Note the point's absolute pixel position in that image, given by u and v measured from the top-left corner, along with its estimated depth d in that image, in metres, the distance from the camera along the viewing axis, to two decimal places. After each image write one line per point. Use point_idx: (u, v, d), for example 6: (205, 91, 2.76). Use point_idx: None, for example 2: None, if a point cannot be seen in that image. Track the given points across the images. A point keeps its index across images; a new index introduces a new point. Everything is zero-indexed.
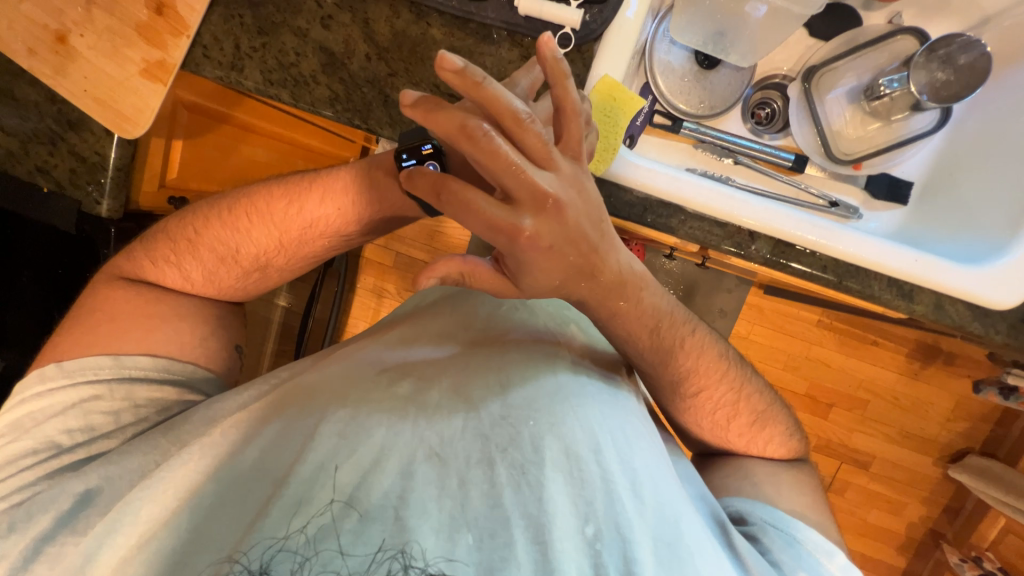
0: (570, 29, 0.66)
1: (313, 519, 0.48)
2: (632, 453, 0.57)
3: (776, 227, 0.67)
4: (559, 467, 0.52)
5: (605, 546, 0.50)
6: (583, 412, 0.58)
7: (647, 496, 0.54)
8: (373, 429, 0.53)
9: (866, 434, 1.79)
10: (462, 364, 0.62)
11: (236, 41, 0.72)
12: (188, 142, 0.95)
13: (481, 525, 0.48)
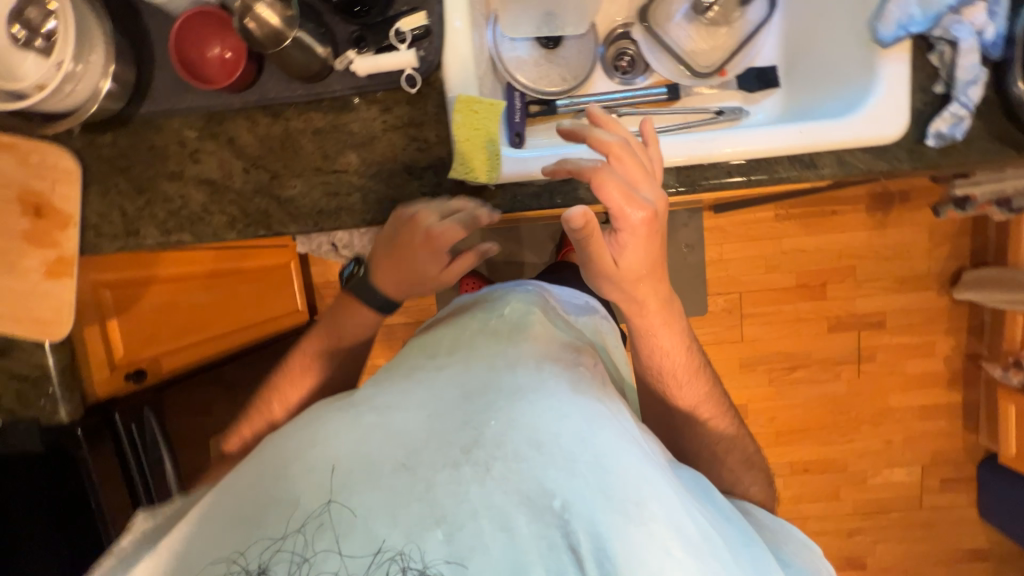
0: (412, 69, 0.67)
1: (278, 552, 0.47)
2: (605, 426, 0.53)
3: (678, 156, 0.70)
4: (523, 458, 0.49)
5: (575, 518, 0.47)
6: (545, 401, 0.53)
7: (614, 465, 0.50)
8: (341, 454, 0.51)
9: (868, 296, 1.82)
10: (424, 379, 0.57)
11: (122, 209, 0.74)
12: (125, 317, 0.95)
13: (444, 528, 0.47)
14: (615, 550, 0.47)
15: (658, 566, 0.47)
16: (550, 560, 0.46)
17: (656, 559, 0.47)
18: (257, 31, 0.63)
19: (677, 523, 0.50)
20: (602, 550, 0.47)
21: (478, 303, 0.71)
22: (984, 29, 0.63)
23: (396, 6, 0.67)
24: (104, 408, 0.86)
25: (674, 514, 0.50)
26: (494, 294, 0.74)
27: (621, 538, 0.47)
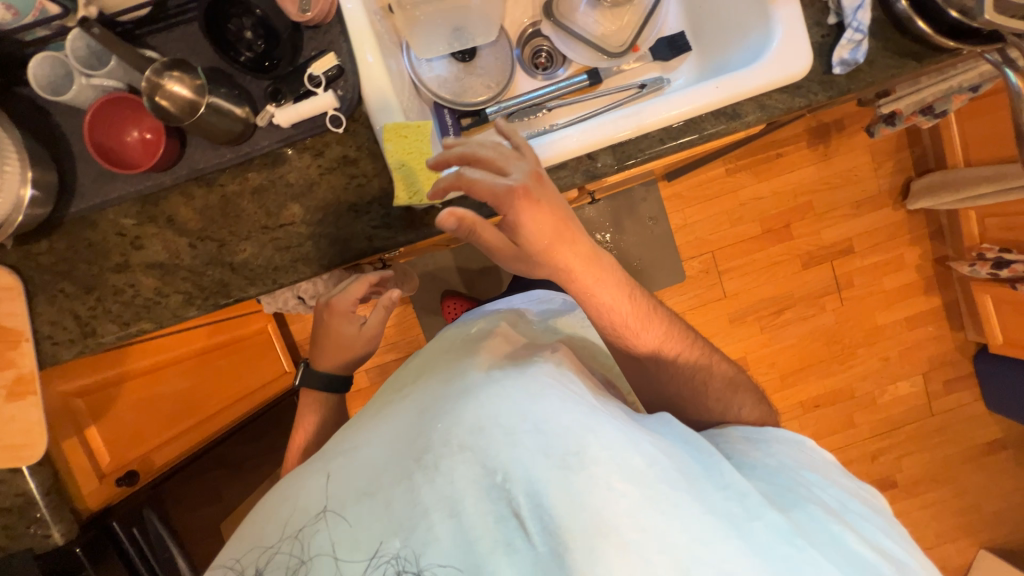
0: (334, 109, 0.68)
1: (277, 557, 0.52)
2: (548, 395, 0.55)
3: (614, 132, 0.71)
4: (466, 447, 0.52)
5: (519, 489, 0.50)
6: (486, 395, 0.56)
7: (554, 427, 0.53)
8: (314, 489, 0.55)
9: (832, 226, 1.88)
10: (388, 415, 0.61)
11: (73, 312, 0.72)
12: (103, 421, 0.92)
13: (405, 529, 0.50)
14: (569, 506, 0.49)
15: (613, 512, 0.49)
16: (505, 533, 0.50)
17: (612, 503, 0.50)
18: (171, 108, 0.62)
19: (628, 466, 0.51)
20: (549, 513, 0.49)
21: (448, 332, 0.75)
22: None
23: (304, 52, 0.68)
24: (99, 520, 0.82)
25: (626, 458, 0.52)
26: (461, 323, 0.77)
27: (573, 489, 0.50)
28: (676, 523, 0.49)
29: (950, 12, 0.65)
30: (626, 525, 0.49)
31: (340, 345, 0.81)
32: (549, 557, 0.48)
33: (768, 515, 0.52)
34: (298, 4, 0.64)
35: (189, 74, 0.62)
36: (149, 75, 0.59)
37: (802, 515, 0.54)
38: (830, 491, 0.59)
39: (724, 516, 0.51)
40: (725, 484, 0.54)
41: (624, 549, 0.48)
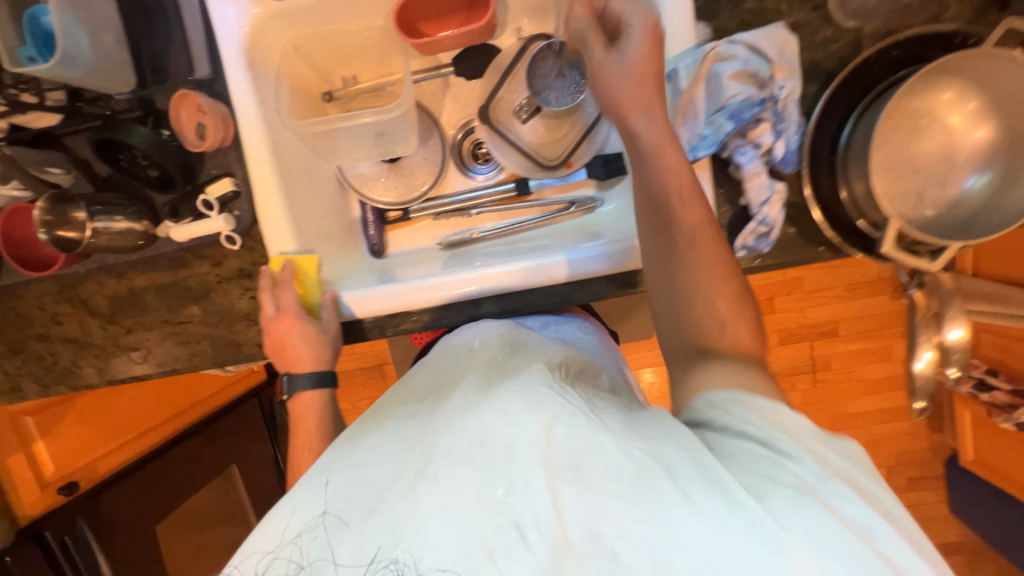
0: (228, 231, 0.70)
1: (276, 561, 0.48)
2: (526, 411, 0.48)
3: (504, 282, 0.72)
4: (462, 458, 0.46)
5: (518, 500, 0.43)
6: (481, 418, 0.49)
7: (550, 445, 0.45)
8: (276, 520, 0.50)
9: (821, 306, 1.76)
10: (399, 430, 0.55)
11: (3, 369, 0.80)
12: (52, 434, 1.06)
13: (409, 537, 0.44)
14: (556, 516, 0.42)
15: (603, 529, 0.41)
16: (503, 541, 0.42)
17: (637, 514, 0.41)
18: (70, 236, 0.65)
19: (613, 484, 0.42)
20: (545, 520, 0.42)
21: (443, 375, 0.64)
22: (772, 148, 0.62)
23: (204, 172, 0.70)
24: (32, 530, 0.98)
25: (610, 470, 0.43)
26: (461, 348, 0.70)
27: (562, 501, 0.43)
28: (792, 512, 0.39)
29: (860, 221, 0.61)
30: (621, 542, 0.41)
31: (312, 342, 0.71)
32: (549, 566, 0.41)
33: (805, 519, 0.38)
34: (196, 131, 0.66)
35: (78, 204, 0.64)
36: (39, 214, 0.63)
37: (846, 502, 0.40)
38: (817, 442, 0.43)
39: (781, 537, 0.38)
40: (752, 487, 0.40)
41: (723, 515, 0.39)
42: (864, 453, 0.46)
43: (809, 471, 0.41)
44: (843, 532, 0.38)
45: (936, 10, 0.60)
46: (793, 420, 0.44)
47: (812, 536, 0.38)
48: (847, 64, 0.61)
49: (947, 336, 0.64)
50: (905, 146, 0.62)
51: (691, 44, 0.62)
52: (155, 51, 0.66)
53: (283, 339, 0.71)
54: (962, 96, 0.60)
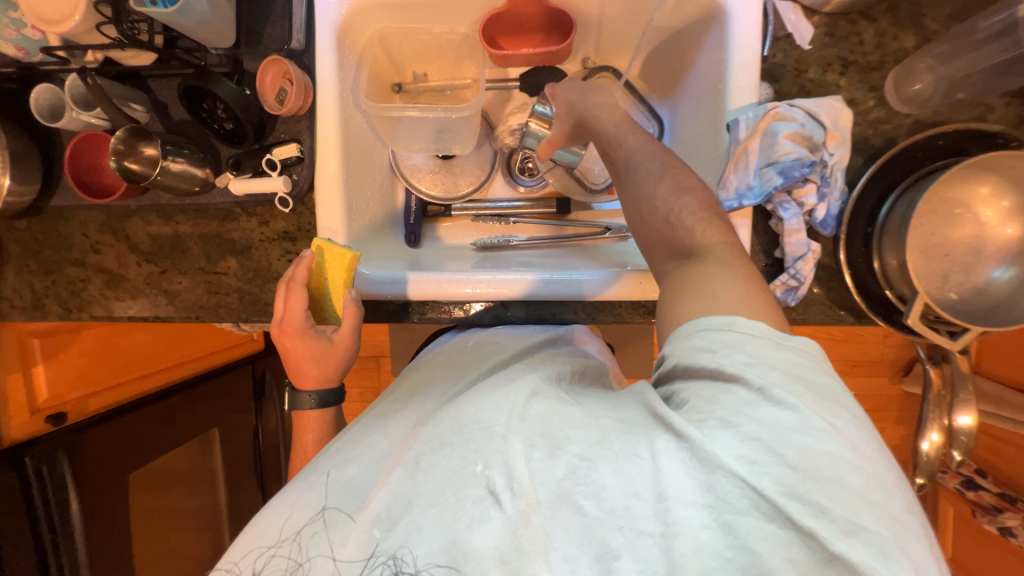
0: (284, 193, 0.73)
1: (274, 559, 0.47)
2: (502, 398, 0.47)
3: (536, 289, 0.73)
4: (446, 441, 0.45)
5: (496, 470, 0.42)
6: (462, 408, 0.48)
7: (527, 423, 0.44)
8: (268, 521, 0.50)
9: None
10: (383, 432, 0.55)
11: (31, 287, 0.82)
12: (52, 363, 1.05)
13: (387, 518, 0.44)
14: (526, 482, 0.40)
15: (574, 491, 0.40)
16: (479, 509, 0.41)
17: (605, 466, 0.40)
18: (138, 169, 0.68)
19: (583, 445, 0.41)
20: (517, 480, 0.41)
21: (438, 372, 0.67)
22: (814, 209, 0.66)
23: (274, 133, 0.73)
24: (15, 452, 0.96)
25: (577, 432, 0.42)
26: (462, 346, 0.72)
27: (531, 469, 0.41)
28: (724, 432, 0.38)
29: (887, 291, 0.64)
30: (586, 493, 0.39)
31: (323, 353, 0.69)
32: (518, 522, 0.40)
33: (741, 437, 0.37)
34: (276, 95, 0.70)
35: (151, 140, 0.68)
36: (115, 143, 0.66)
37: (779, 409, 0.38)
38: (771, 348, 0.42)
39: (727, 464, 0.37)
40: (696, 417, 0.40)
41: (674, 452, 0.39)
42: (820, 352, 0.44)
43: (754, 388, 0.40)
44: (781, 444, 0.36)
45: (983, 111, 0.64)
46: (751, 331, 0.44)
47: (757, 456, 0.36)
48: (894, 145, 0.65)
49: (956, 421, 0.65)
50: (937, 230, 0.65)
51: (751, 101, 0.67)
52: (255, 16, 0.70)
53: (292, 348, 0.69)
54: (998, 193, 0.63)
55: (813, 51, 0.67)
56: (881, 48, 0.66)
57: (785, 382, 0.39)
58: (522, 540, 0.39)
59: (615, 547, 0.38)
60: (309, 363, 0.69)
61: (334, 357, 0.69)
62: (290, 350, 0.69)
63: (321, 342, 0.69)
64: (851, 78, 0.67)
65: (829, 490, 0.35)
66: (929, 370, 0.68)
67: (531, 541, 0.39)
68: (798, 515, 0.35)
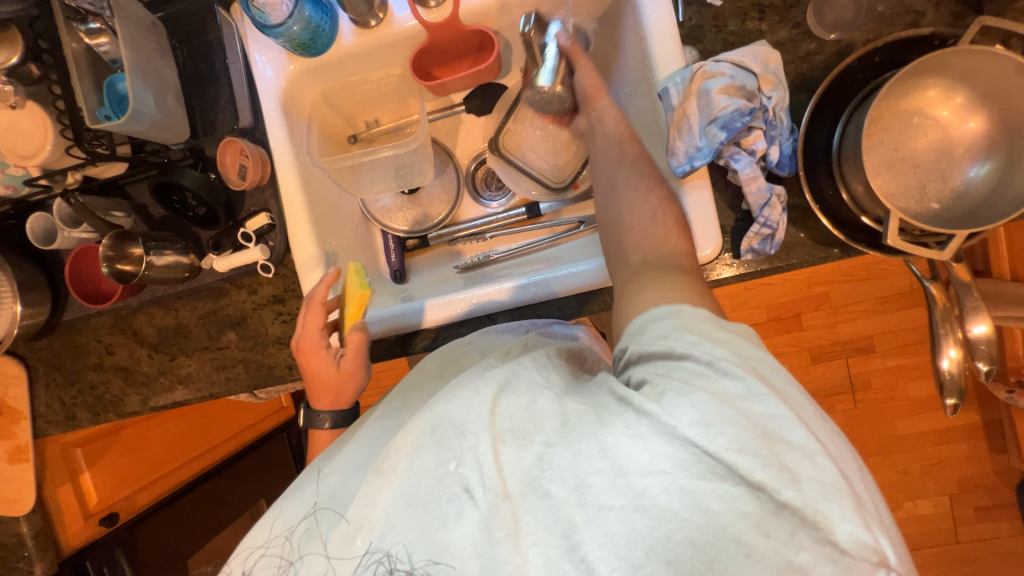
0: (264, 260, 0.77)
1: (264, 558, 0.52)
2: (473, 391, 0.45)
3: (516, 295, 0.74)
4: (419, 444, 0.45)
5: (469, 468, 0.41)
6: (433, 409, 0.47)
7: (495, 415, 0.43)
8: (265, 536, 0.53)
9: (852, 321, 1.60)
10: (368, 446, 0.57)
11: (61, 399, 0.87)
12: (95, 467, 1.10)
13: (366, 528, 0.45)
14: (494, 473, 0.40)
15: (540, 476, 0.39)
16: (454, 505, 0.41)
17: (568, 450, 0.39)
18: (130, 269, 0.73)
19: (544, 432, 0.41)
20: (487, 475, 0.40)
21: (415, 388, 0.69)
22: (767, 153, 0.65)
23: (244, 208, 0.78)
24: (75, 559, 1.01)
25: (542, 419, 0.42)
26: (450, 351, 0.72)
27: (503, 460, 0.41)
28: (681, 399, 0.38)
29: (863, 218, 0.63)
30: (551, 477, 0.39)
31: (336, 375, 0.71)
32: (489, 513, 0.40)
33: (695, 405, 0.37)
34: (238, 172, 0.74)
35: (137, 240, 0.73)
36: (104, 250, 0.71)
37: (727, 378, 0.39)
38: (709, 330, 0.43)
39: (683, 429, 0.36)
40: (652, 392, 0.40)
41: (631, 427, 0.38)
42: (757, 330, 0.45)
43: (704, 361, 0.40)
44: (727, 406, 0.37)
45: (914, 17, 0.63)
46: (694, 318, 0.44)
47: (708, 416, 0.36)
48: (831, 72, 0.65)
49: (970, 331, 0.62)
50: (898, 144, 0.64)
51: (678, 66, 0.67)
52: (206, 108, 0.75)
53: (308, 369, 0.72)
54: (948, 92, 0.61)
55: (727, 6, 0.68)
56: None
57: (736, 353, 0.41)
58: (494, 531, 0.39)
59: (579, 523, 0.37)
60: (324, 380, 0.71)
61: (343, 375, 0.71)
62: (307, 371, 0.72)
63: (330, 361, 0.71)
64: (772, 20, 0.67)
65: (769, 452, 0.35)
66: (929, 286, 0.64)
67: (504, 531, 0.39)
68: (742, 464, 0.35)
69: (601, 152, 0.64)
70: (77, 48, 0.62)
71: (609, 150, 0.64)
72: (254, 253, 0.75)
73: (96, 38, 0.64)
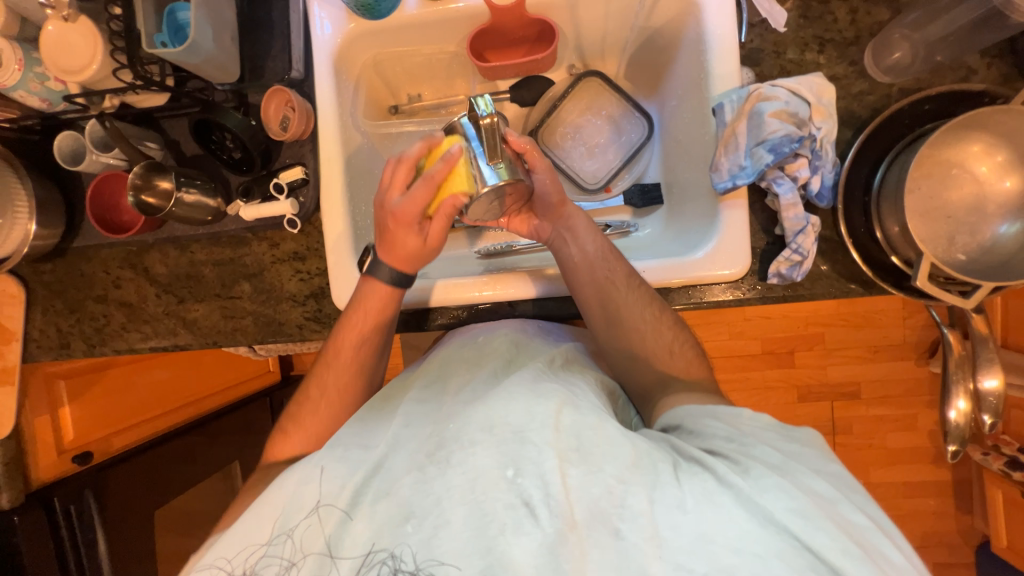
0: (292, 215, 0.76)
1: (266, 558, 0.50)
2: (536, 403, 0.51)
3: (540, 286, 0.74)
4: (477, 441, 0.50)
5: (529, 480, 0.47)
6: (494, 413, 0.51)
7: (558, 429, 0.49)
8: (271, 511, 0.51)
9: (843, 365, 1.63)
10: (401, 424, 0.56)
11: (57, 327, 0.85)
12: (77, 403, 1.08)
13: (422, 526, 0.47)
14: (563, 494, 0.46)
15: (608, 508, 0.45)
16: (512, 517, 0.46)
17: (641, 492, 0.45)
18: (154, 202, 0.71)
19: (616, 467, 0.46)
20: (556, 499, 0.46)
21: (441, 366, 0.64)
22: (808, 182, 0.66)
23: (280, 159, 0.77)
24: (43, 495, 0.97)
25: (614, 455, 0.47)
26: (474, 340, 0.66)
27: (570, 481, 0.46)
28: (769, 484, 0.45)
29: (893, 257, 0.64)
30: (621, 517, 0.44)
31: (362, 343, 0.69)
32: (556, 537, 0.44)
33: (788, 494, 0.44)
34: (280, 122, 0.73)
35: (168, 174, 0.71)
36: (134, 178, 0.70)
37: (809, 478, 0.46)
38: (777, 438, 0.51)
39: (770, 509, 0.43)
40: (738, 467, 0.47)
41: (717, 494, 0.44)
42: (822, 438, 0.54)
43: (777, 456, 0.48)
44: (816, 501, 0.44)
45: (965, 73, 0.65)
46: (755, 422, 0.53)
47: (801, 507, 0.43)
48: (880, 113, 0.66)
49: (981, 384, 0.64)
50: (935, 193, 0.66)
51: (734, 85, 0.69)
52: (255, 53, 0.74)
53: (342, 336, 0.69)
54: (990, 149, 0.63)
55: (789, 34, 0.69)
56: (855, 23, 0.68)
57: (810, 459, 0.49)
58: (558, 558, 0.44)
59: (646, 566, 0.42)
60: (357, 349, 0.69)
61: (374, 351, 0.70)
62: (343, 330, 0.69)
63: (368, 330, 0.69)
64: (830, 55, 0.68)
65: (850, 546, 0.41)
66: (947, 333, 0.67)
67: (569, 558, 0.43)
68: (825, 548, 0.41)
69: (587, 274, 0.70)
70: None
71: (597, 269, 0.70)
72: (283, 205, 0.74)
73: None
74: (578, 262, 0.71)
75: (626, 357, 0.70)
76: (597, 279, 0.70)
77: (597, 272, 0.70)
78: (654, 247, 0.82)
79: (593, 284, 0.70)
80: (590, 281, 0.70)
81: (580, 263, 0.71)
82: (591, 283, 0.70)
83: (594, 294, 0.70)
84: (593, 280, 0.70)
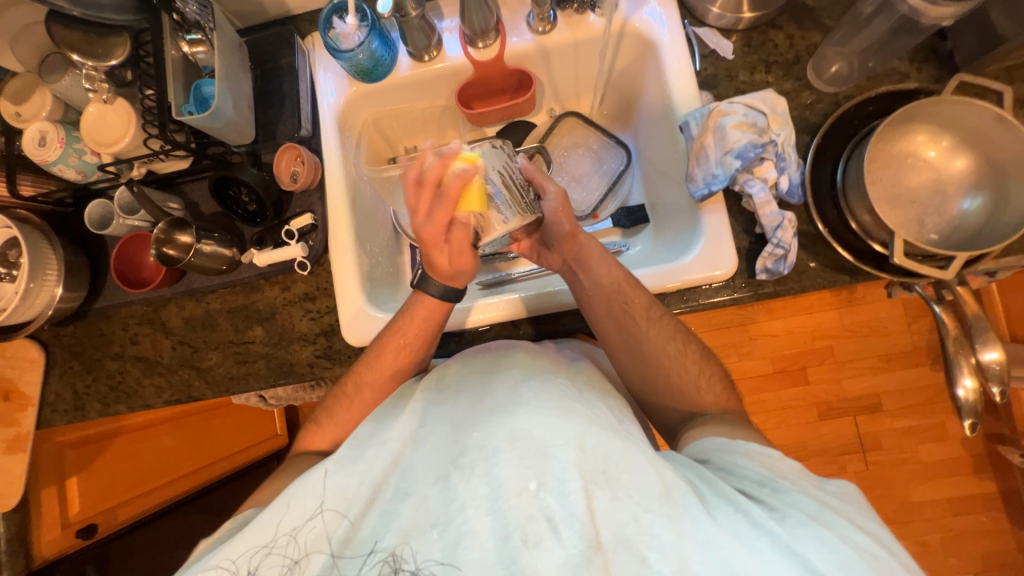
0: (302, 258, 0.80)
1: (269, 557, 0.50)
2: (561, 420, 0.50)
3: (543, 305, 0.77)
4: (499, 451, 0.48)
5: (552, 496, 0.46)
6: (519, 424, 0.50)
7: (584, 445, 0.48)
8: (286, 506, 0.52)
9: (859, 376, 1.60)
10: (420, 432, 0.55)
11: (73, 388, 0.87)
12: (84, 474, 1.05)
13: (438, 539, 0.46)
14: (589, 517, 0.45)
15: (635, 534, 0.44)
16: (536, 530, 0.45)
17: (670, 523, 0.44)
18: (175, 254, 0.77)
19: (644, 495, 0.45)
20: (582, 522, 0.44)
21: (470, 368, 0.63)
22: (777, 182, 0.71)
23: (291, 208, 0.83)
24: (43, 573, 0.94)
25: (646, 481, 0.46)
26: (496, 350, 0.68)
27: (596, 505, 0.45)
28: (814, 541, 0.43)
29: (870, 242, 0.67)
30: (649, 544, 0.43)
31: (379, 353, 0.71)
32: (581, 559, 0.43)
33: (825, 544, 0.43)
34: (290, 175, 0.80)
35: (188, 229, 0.77)
36: (157, 233, 0.75)
37: (853, 532, 0.45)
38: (812, 487, 0.51)
39: (810, 560, 0.42)
40: (774, 512, 0.47)
41: (755, 539, 0.44)
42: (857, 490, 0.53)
43: (817, 505, 0.48)
44: (859, 555, 0.43)
45: (899, 77, 0.74)
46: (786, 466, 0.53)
47: (843, 562, 0.42)
48: (830, 117, 0.73)
49: (982, 356, 0.65)
50: (895, 181, 0.71)
51: (696, 105, 0.76)
52: (267, 117, 0.83)
53: (379, 358, 0.71)
54: (935, 137, 0.70)
55: (737, 60, 0.79)
56: (794, 46, 0.77)
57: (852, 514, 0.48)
58: None
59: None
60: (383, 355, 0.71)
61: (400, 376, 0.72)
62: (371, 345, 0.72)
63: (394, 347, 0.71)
64: (776, 74, 0.77)
65: None
66: (938, 311, 0.68)
67: None
68: None
69: (603, 304, 0.71)
70: (175, 56, 0.71)
71: (608, 295, 0.71)
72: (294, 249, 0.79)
73: (194, 47, 0.73)
74: (591, 291, 0.72)
75: (634, 366, 0.70)
76: (612, 298, 0.71)
77: (607, 294, 0.71)
78: (647, 260, 0.86)
79: (608, 309, 0.70)
80: (603, 305, 0.71)
81: (591, 288, 0.72)
82: (608, 309, 0.70)
83: (610, 320, 0.70)
84: (605, 306, 0.71)
